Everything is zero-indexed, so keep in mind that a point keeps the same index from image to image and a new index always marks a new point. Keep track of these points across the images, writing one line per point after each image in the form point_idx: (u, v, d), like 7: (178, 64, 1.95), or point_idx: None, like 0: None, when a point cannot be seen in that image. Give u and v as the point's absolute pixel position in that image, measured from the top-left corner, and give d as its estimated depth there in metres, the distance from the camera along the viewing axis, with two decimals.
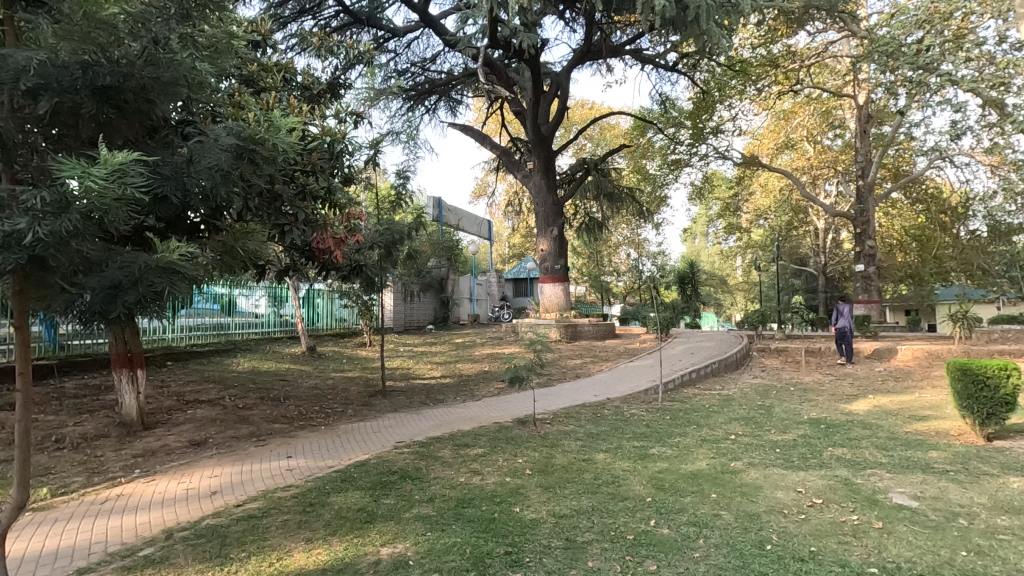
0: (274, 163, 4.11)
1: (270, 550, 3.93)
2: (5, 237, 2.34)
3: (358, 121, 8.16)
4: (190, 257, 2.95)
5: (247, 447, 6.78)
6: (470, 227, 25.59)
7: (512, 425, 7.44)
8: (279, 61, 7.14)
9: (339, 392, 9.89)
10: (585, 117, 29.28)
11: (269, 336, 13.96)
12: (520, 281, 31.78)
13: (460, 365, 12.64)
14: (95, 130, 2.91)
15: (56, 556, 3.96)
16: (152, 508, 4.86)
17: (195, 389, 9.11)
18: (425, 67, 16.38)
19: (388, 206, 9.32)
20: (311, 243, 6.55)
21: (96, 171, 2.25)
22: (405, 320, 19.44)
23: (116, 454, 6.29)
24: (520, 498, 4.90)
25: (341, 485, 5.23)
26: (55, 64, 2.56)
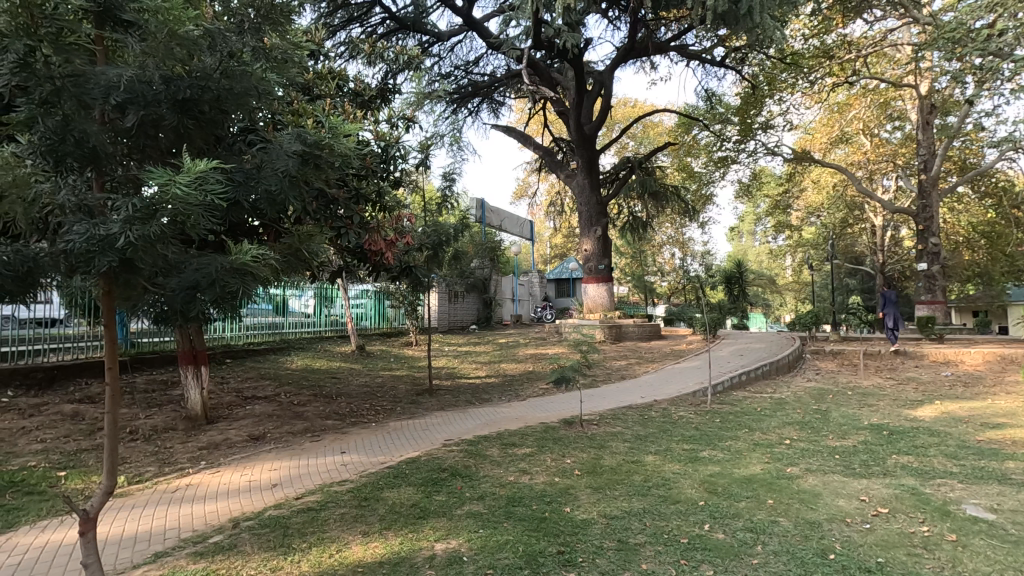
0: (334, 168, 4.28)
1: (329, 542, 4.07)
2: (100, 240, 2.53)
3: (408, 126, 8.37)
4: (261, 259, 3.10)
5: (302, 441, 7.04)
6: (512, 227, 25.71)
7: (558, 425, 7.45)
8: (333, 69, 7.41)
9: (388, 390, 10.15)
10: (627, 116, 28.93)
11: (320, 335, 14.41)
12: (562, 281, 31.68)
13: (504, 365, 12.73)
14: (174, 141, 3.10)
15: (135, 540, 4.21)
16: (218, 498, 5.12)
17: (253, 386, 9.52)
18: (468, 70, 16.52)
19: (435, 207, 9.49)
20: (364, 245, 6.77)
21: (182, 178, 2.41)
22: (449, 321, 19.68)
23: (183, 446, 6.65)
24: (570, 497, 4.90)
25: (394, 481, 5.37)
26: (142, 79, 2.74)
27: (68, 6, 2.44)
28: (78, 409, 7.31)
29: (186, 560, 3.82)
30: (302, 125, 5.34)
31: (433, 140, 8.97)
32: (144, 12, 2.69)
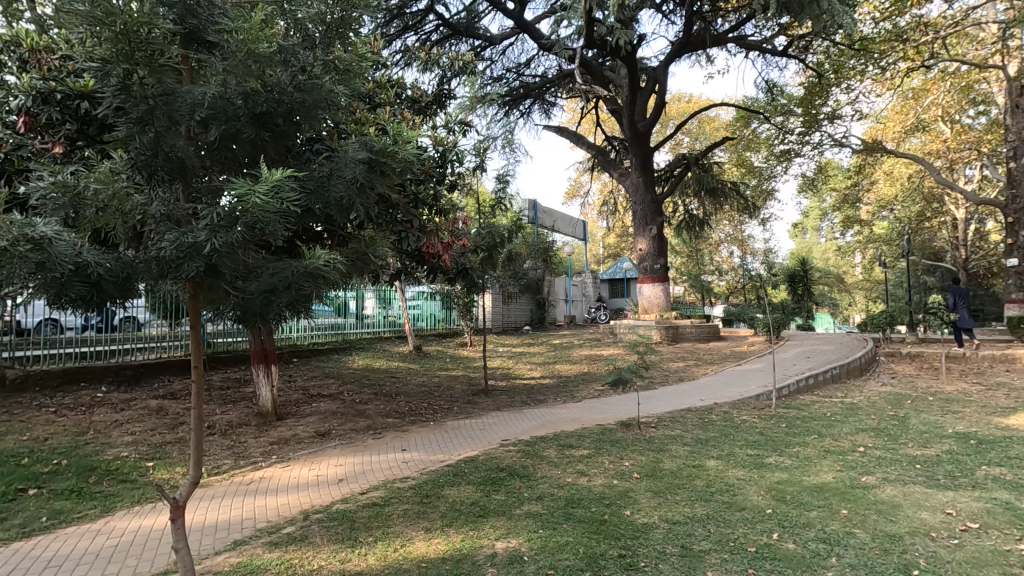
0: (398, 174, 4.41)
1: (394, 536, 4.19)
2: (188, 247, 2.72)
3: (464, 130, 8.53)
4: (332, 263, 3.25)
5: (365, 439, 7.29)
6: (564, 227, 25.60)
7: (615, 428, 7.35)
8: (391, 77, 7.63)
9: (445, 389, 10.34)
10: (682, 111, 28.20)
11: (380, 336, 14.83)
12: (616, 281, 31.25)
13: (558, 366, 12.70)
14: (251, 152, 3.29)
15: (216, 528, 4.50)
16: (288, 491, 5.38)
17: (318, 384, 9.94)
18: (520, 72, 16.54)
19: (489, 210, 9.60)
20: (422, 248, 6.95)
21: (261, 187, 2.55)
22: (503, 322, 19.82)
23: (256, 441, 7.02)
24: (630, 501, 4.83)
25: (454, 479, 5.47)
26: (223, 96, 2.93)
27: (160, 32, 2.64)
28: (162, 405, 7.86)
29: (262, 549, 4.04)
30: (364, 133, 5.53)
31: (488, 143, 9.08)
32: (225, 33, 2.88)
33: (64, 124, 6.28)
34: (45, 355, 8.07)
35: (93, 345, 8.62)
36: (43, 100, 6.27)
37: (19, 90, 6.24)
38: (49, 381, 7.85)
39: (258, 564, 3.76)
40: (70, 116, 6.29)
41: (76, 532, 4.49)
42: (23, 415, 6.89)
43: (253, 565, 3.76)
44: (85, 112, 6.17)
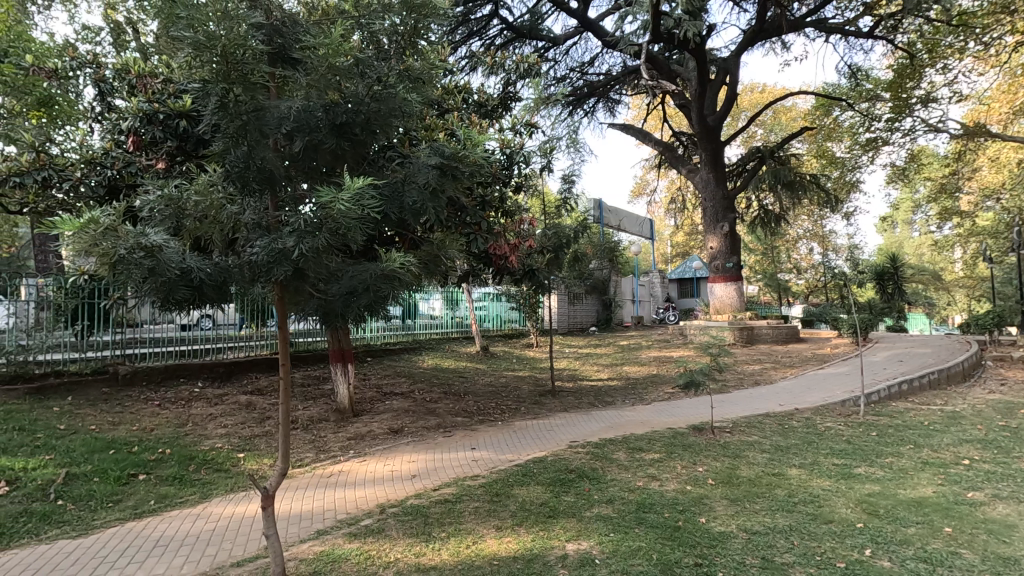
0: (467, 177, 4.49)
1: (465, 533, 4.27)
2: (278, 252, 2.90)
3: (531, 131, 8.58)
4: (407, 265, 3.38)
5: (436, 436, 7.49)
6: (631, 226, 25.12)
7: (687, 432, 7.13)
8: (458, 83, 7.80)
9: (512, 390, 10.42)
10: (755, 102, 26.93)
11: (448, 336, 15.15)
12: (685, 280, 30.30)
13: (626, 367, 12.47)
14: (332, 161, 3.46)
15: (300, 518, 4.76)
16: (365, 485, 5.61)
17: (391, 382, 10.31)
18: (583, 71, 16.36)
19: (555, 210, 9.59)
20: (489, 250, 7.06)
21: (344, 196, 2.70)
22: (568, 322, 19.73)
23: (335, 435, 7.38)
24: (704, 508, 4.67)
25: (523, 479, 5.50)
26: (309, 109, 3.12)
27: (252, 52, 2.86)
28: (251, 400, 8.42)
29: (343, 539, 4.24)
30: (434, 138, 5.69)
31: (553, 144, 9.08)
32: (309, 50, 3.07)
33: (165, 142, 6.83)
34: (149, 354, 8.84)
35: (190, 345, 9.36)
36: (148, 121, 6.81)
37: (129, 112, 6.87)
38: (154, 377, 8.59)
39: (339, 554, 3.95)
40: (171, 134, 6.83)
41: (179, 515, 4.90)
42: (133, 407, 7.60)
43: (334, 554, 3.95)
44: (184, 129, 6.71)
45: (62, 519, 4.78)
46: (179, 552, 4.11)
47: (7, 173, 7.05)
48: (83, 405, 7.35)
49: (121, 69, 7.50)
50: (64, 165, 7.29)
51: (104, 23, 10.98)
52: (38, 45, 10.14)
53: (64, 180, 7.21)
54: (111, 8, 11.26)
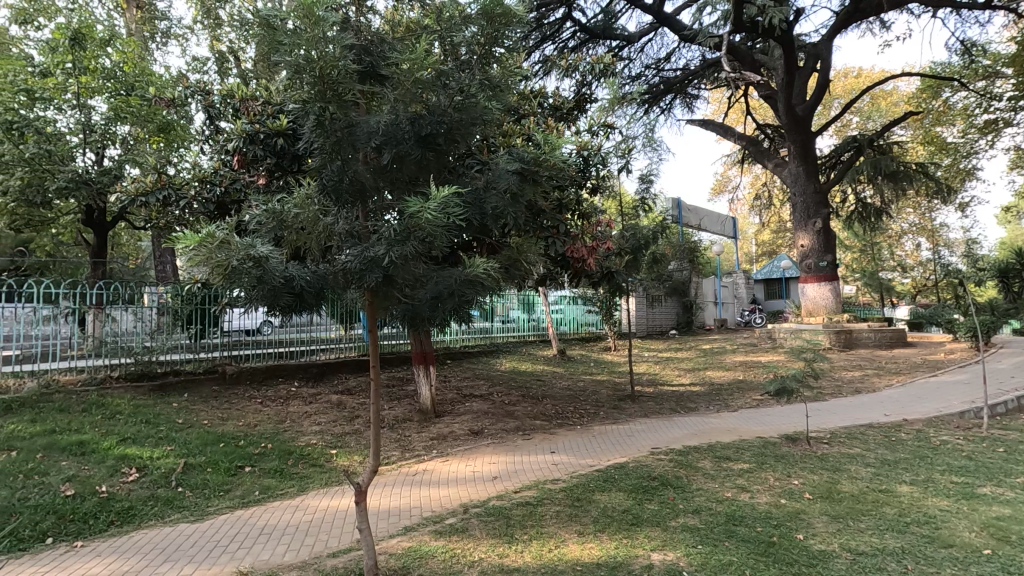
0: (545, 180, 4.51)
1: (548, 537, 4.27)
2: (369, 260, 3.06)
3: (608, 132, 8.49)
4: (489, 270, 3.45)
5: (516, 439, 7.57)
6: (712, 225, 24.11)
7: (779, 442, 6.72)
8: (534, 88, 7.86)
9: (590, 394, 10.31)
10: (849, 88, 25.06)
11: (525, 339, 15.25)
12: (773, 281, 28.62)
13: (710, 372, 11.97)
14: (417, 171, 3.59)
15: (389, 514, 4.97)
16: (449, 484, 5.78)
17: (470, 384, 10.53)
18: (660, 67, 15.88)
19: (633, 211, 9.40)
20: (567, 253, 7.09)
21: (432, 205, 2.82)
22: (647, 325, 19.25)
23: (418, 435, 7.63)
24: (802, 523, 4.37)
25: (604, 484, 5.42)
26: (396, 123, 3.27)
27: (345, 72, 3.04)
28: (341, 399, 8.90)
29: (429, 536, 4.37)
30: (512, 145, 5.74)
31: (631, 144, 8.92)
32: (397, 66, 3.22)
33: (266, 159, 7.42)
34: (253, 354, 9.56)
35: (288, 346, 10.03)
36: (250, 140, 7.37)
37: (234, 134, 7.45)
38: (256, 377, 9.32)
39: (426, 550, 4.07)
40: (270, 152, 7.37)
41: (281, 506, 5.27)
42: (239, 404, 8.27)
43: (422, 550, 4.09)
44: (281, 147, 7.23)
45: (183, 504, 5.30)
46: (282, 540, 4.43)
47: (134, 193, 7.92)
48: (197, 401, 8.11)
49: (226, 95, 8.18)
50: (179, 185, 8.05)
51: (211, 54, 12.08)
52: (158, 77, 11.30)
53: (180, 199, 7.93)
54: (215, 40, 12.34)
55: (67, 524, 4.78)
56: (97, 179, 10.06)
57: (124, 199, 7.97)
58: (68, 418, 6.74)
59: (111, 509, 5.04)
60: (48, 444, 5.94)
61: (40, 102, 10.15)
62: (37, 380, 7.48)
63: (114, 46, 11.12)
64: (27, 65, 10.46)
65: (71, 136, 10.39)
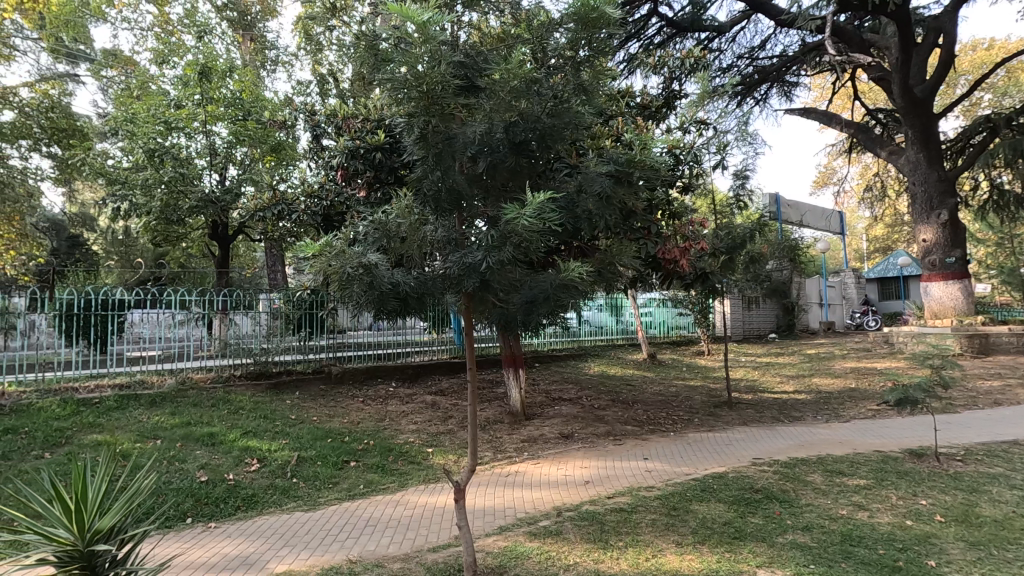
0: (637, 182, 4.44)
1: (644, 545, 4.18)
2: (467, 266, 3.20)
3: (701, 128, 8.17)
4: (584, 275, 3.43)
5: (606, 444, 7.47)
6: (816, 221, 22.40)
7: (901, 457, 6.10)
8: (621, 89, 7.74)
9: (684, 400, 9.94)
10: (979, 63, 22.31)
11: (613, 343, 14.99)
12: (888, 280, 26.10)
13: (817, 379, 11.12)
14: (512, 178, 3.67)
15: (485, 513, 5.10)
16: (542, 486, 5.82)
17: (559, 388, 10.54)
18: (753, 56, 14.97)
19: (728, 210, 8.98)
20: (658, 255, 7.09)
21: (528, 211, 2.89)
22: (744, 329, 18.25)
23: (509, 437, 7.76)
24: (933, 549, 3.95)
25: (702, 494, 5.21)
26: (492, 132, 3.40)
27: (447, 86, 3.20)
28: (435, 400, 9.24)
29: (524, 537, 4.43)
30: (602, 147, 5.68)
31: (725, 139, 8.52)
32: (494, 77, 3.33)
33: (365, 172, 7.85)
34: (355, 355, 10.19)
35: (386, 348, 10.58)
36: (352, 155, 7.84)
37: (338, 150, 7.95)
38: (358, 377, 9.96)
39: (522, 551, 4.13)
40: (368, 165, 7.81)
41: (383, 500, 5.57)
42: (343, 403, 8.84)
43: (517, 550, 4.15)
44: (379, 161, 7.67)
45: (298, 494, 5.77)
46: (385, 533, 4.68)
47: (253, 209, 8.78)
48: (307, 399, 8.77)
49: (329, 114, 8.79)
50: (291, 200, 8.79)
51: (314, 77, 13.02)
52: (269, 102, 12.38)
53: (292, 212, 8.67)
54: (317, 64, 13.30)
55: (202, 507, 5.36)
56: (221, 198, 11.31)
57: (245, 214, 8.84)
58: (200, 412, 7.55)
59: (238, 495, 5.58)
60: (186, 434, 6.69)
61: (174, 131, 11.41)
62: (175, 376, 8.42)
63: (233, 76, 12.32)
64: (164, 99, 11.84)
65: (200, 160, 11.61)
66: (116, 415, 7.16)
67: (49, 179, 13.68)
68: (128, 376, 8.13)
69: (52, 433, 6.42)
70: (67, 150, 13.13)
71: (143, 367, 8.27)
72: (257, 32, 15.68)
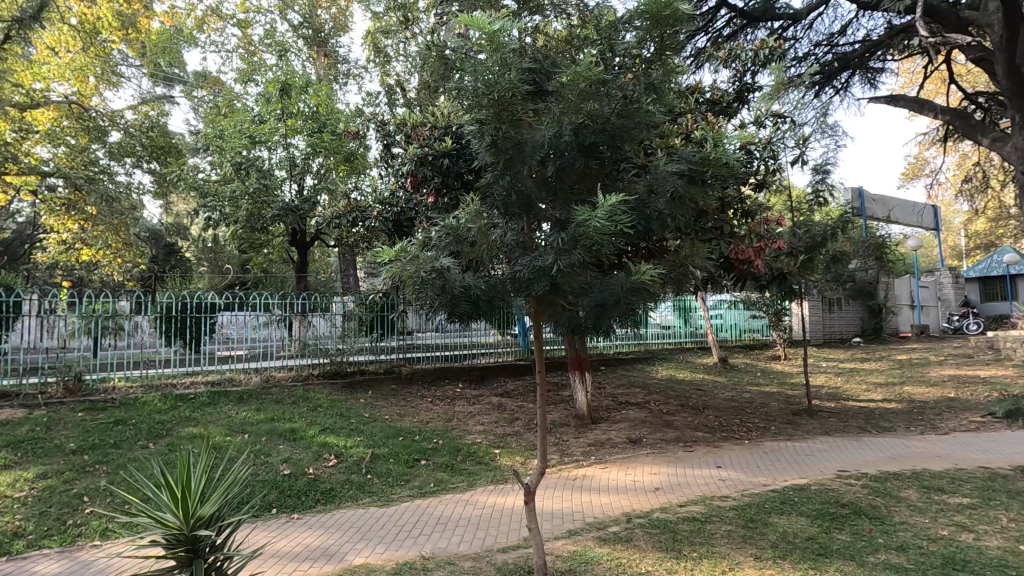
0: (710, 181, 4.31)
1: (720, 557, 4.02)
2: (538, 269, 3.23)
3: (776, 121, 7.80)
4: (656, 277, 3.37)
5: (677, 450, 7.26)
6: (906, 216, 20.76)
7: (1012, 475, 5.54)
8: (689, 84, 7.51)
9: (759, 406, 9.50)
10: None
11: (682, 346, 14.55)
12: (991, 279, 23.78)
13: (909, 387, 10.30)
14: (582, 181, 3.67)
15: (553, 516, 5.09)
16: (611, 491, 5.74)
17: (626, 392, 10.35)
18: (832, 43, 14.05)
19: (806, 207, 8.51)
20: (730, 256, 6.76)
21: (599, 213, 2.90)
22: (824, 332, 17.20)
23: (576, 440, 7.70)
24: None
25: (782, 507, 4.95)
26: (561, 136, 3.41)
27: (517, 92, 3.24)
28: (501, 402, 9.32)
29: (594, 542, 4.38)
30: (671, 146, 5.53)
31: (804, 132, 8.07)
32: (563, 81, 3.34)
33: (433, 178, 8.04)
34: (423, 356, 10.46)
35: (452, 350, 10.78)
36: (421, 162, 8.06)
37: (408, 158, 8.19)
38: (426, 378, 10.24)
39: (591, 556, 4.10)
40: (437, 171, 8.00)
41: (453, 499, 5.69)
42: (413, 403, 9.11)
43: (587, 555, 4.11)
44: (447, 167, 7.87)
45: (372, 490, 6.00)
46: (456, 531, 4.77)
47: (330, 216, 9.24)
48: (379, 399, 9.10)
49: (399, 123, 9.09)
50: (364, 207, 9.15)
51: (383, 88, 13.52)
52: (343, 114, 12.97)
53: (366, 219, 9.03)
54: (385, 75, 13.78)
55: (286, 499, 5.68)
56: (300, 207, 12.02)
57: (322, 222, 9.30)
58: (282, 408, 8.01)
59: (317, 489, 5.87)
60: (270, 429, 7.12)
61: (258, 144, 12.15)
62: (260, 374, 8.98)
63: (309, 91, 12.98)
64: (248, 115, 12.67)
65: (280, 171, 12.34)
66: (209, 409, 7.74)
67: (149, 192, 14.96)
68: (218, 374, 8.76)
69: (155, 425, 7.02)
70: (164, 165, 14.29)
71: (232, 365, 8.89)
72: (330, 47, 16.45)
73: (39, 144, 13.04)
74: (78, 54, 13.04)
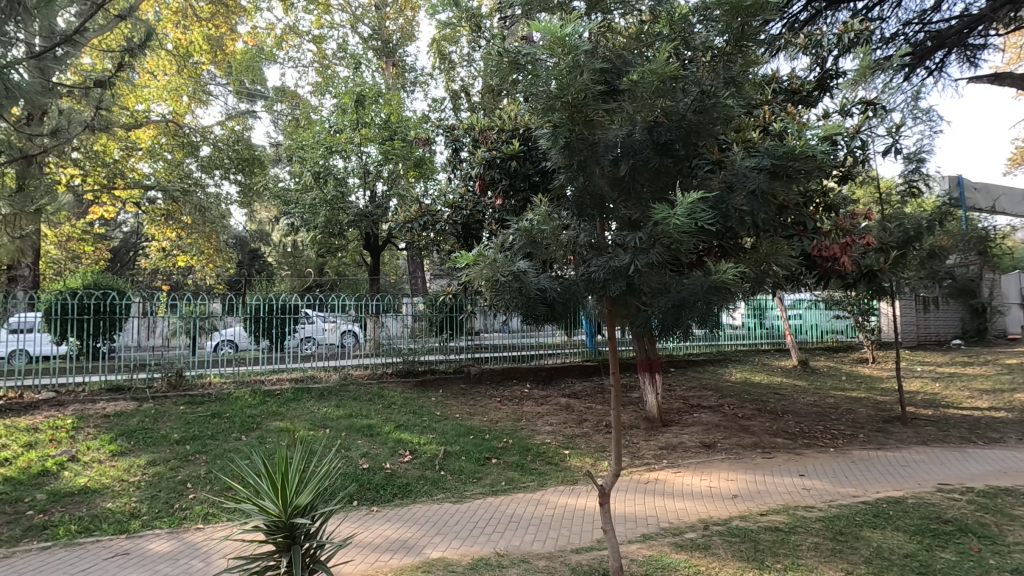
0: (791, 175, 4.14)
1: (806, 570, 3.83)
2: (615, 269, 3.23)
3: (863, 109, 7.32)
4: (738, 276, 3.25)
5: (754, 456, 6.97)
6: (1015, 205, 18.77)
7: None
8: (766, 74, 7.20)
9: (845, 412, 8.92)
10: None
11: (757, 348, 13.92)
12: None
13: (1021, 394, 9.33)
14: (658, 180, 3.62)
15: (626, 519, 5.03)
16: (686, 497, 5.57)
17: (697, 394, 10.05)
18: (925, 19, 12.97)
19: (897, 199, 7.92)
20: (813, 253, 6.48)
21: (678, 211, 2.86)
22: (919, 333, 15.93)
23: (646, 443, 7.55)
24: None
25: (875, 520, 4.63)
26: (633, 134, 3.42)
27: (592, 94, 3.25)
28: (569, 403, 9.30)
29: (670, 548, 4.30)
30: (748, 140, 5.34)
31: (895, 118, 7.52)
32: (635, 80, 3.28)
33: (501, 180, 8.16)
34: (491, 356, 10.61)
35: (520, 350, 10.85)
36: (488, 166, 8.20)
37: (476, 162, 8.37)
38: (495, 377, 10.38)
39: (669, 561, 4.01)
40: (504, 173, 8.10)
41: (524, 498, 5.74)
42: (483, 402, 9.26)
43: (665, 560, 4.03)
44: (514, 169, 7.97)
45: (446, 486, 6.17)
46: (528, 530, 4.81)
47: (403, 220, 9.57)
48: (449, 397, 9.31)
49: (465, 127, 9.27)
50: (435, 211, 9.41)
51: (449, 93, 13.81)
52: (411, 121, 13.40)
53: (436, 222, 9.29)
54: (450, 81, 14.08)
55: (366, 492, 5.95)
56: (372, 212, 12.55)
57: (396, 226, 9.66)
58: (360, 405, 8.39)
59: (395, 483, 6.11)
60: (349, 425, 7.46)
61: (334, 154, 12.74)
62: (339, 372, 9.48)
63: (381, 101, 13.47)
64: (325, 126, 13.32)
65: (353, 178, 12.91)
66: (293, 405, 8.22)
67: (236, 201, 16.07)
68: (301, 371, 9.29)
69: (247, 419, 7.55)
70: (249, 176, 15.29)
71: (314, 363, 9.41)
72: (398, 57, 17.04)
73: (141, 160, 14.32)
74: (173, 76, 14.33)
